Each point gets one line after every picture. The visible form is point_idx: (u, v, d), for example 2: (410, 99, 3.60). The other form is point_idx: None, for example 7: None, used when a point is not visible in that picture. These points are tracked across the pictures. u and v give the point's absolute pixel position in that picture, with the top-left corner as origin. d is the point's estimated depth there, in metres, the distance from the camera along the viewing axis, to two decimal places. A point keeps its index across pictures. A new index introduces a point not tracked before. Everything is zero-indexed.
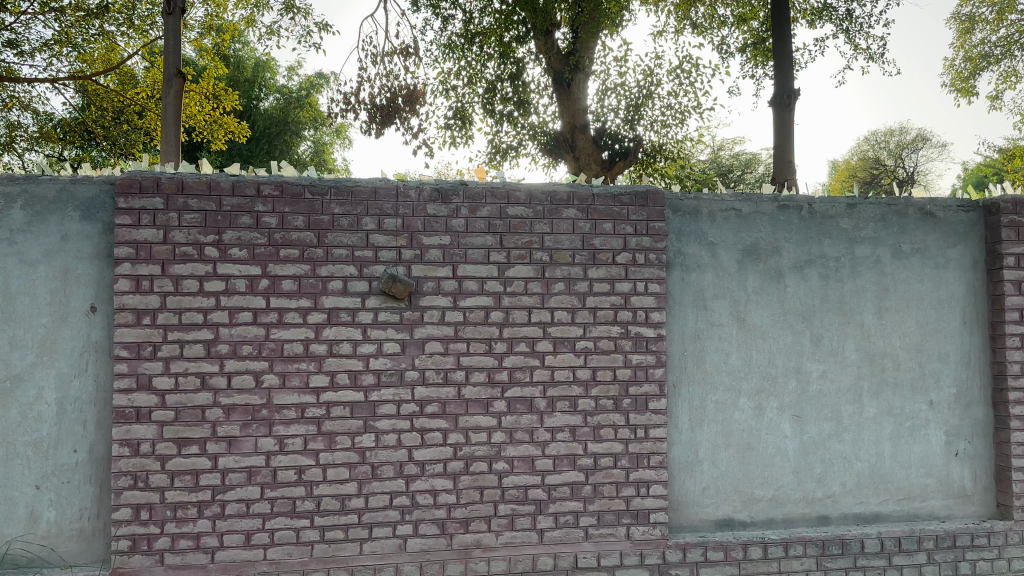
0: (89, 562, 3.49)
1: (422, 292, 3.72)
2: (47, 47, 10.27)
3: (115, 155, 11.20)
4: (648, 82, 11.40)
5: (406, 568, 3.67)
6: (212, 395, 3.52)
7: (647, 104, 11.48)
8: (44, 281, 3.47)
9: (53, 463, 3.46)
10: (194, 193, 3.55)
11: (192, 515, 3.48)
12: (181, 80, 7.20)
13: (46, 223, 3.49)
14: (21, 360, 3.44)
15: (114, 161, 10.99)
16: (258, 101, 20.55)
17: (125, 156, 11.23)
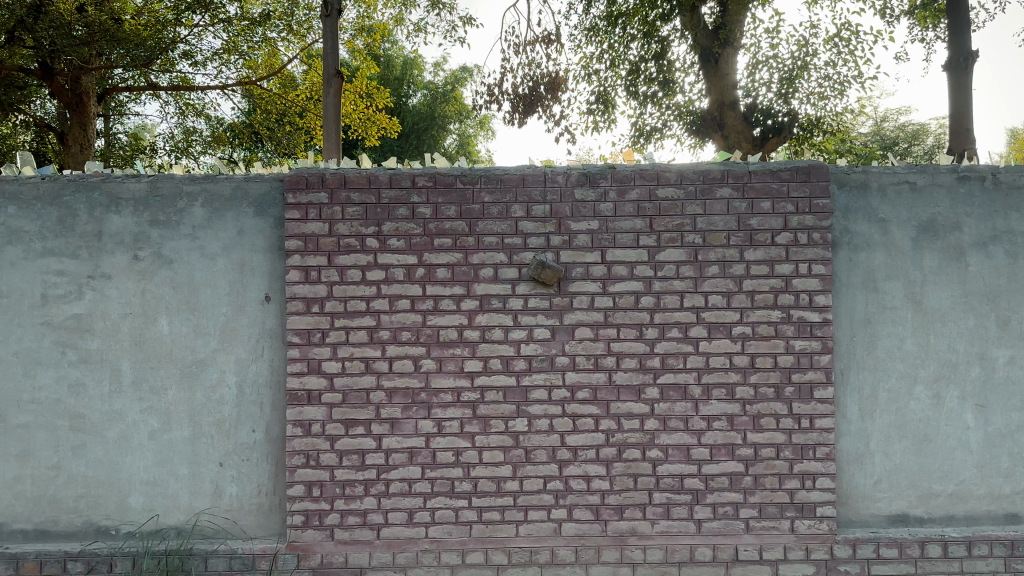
0: (267, 536, 3.72)
1: (571, 278, 3.71)
2: (218, 57, 11.01)
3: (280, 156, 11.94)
4: (803, 53, 10.79)
5: (561, 553, 3.69)
6: (375, 378, 3.68)
7: (802, 76, 10.86)
8: (224, 273, 3.73)
9: (234, 442, 3.71)
10: (355, 187, 3.71)
11: (358, 493, 3.66)
12: (340, 80, 7.52)
13: (224, 219, 3.74)
14: (205, 346, 3.70)
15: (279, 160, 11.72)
16: (408, 98, 21.35)
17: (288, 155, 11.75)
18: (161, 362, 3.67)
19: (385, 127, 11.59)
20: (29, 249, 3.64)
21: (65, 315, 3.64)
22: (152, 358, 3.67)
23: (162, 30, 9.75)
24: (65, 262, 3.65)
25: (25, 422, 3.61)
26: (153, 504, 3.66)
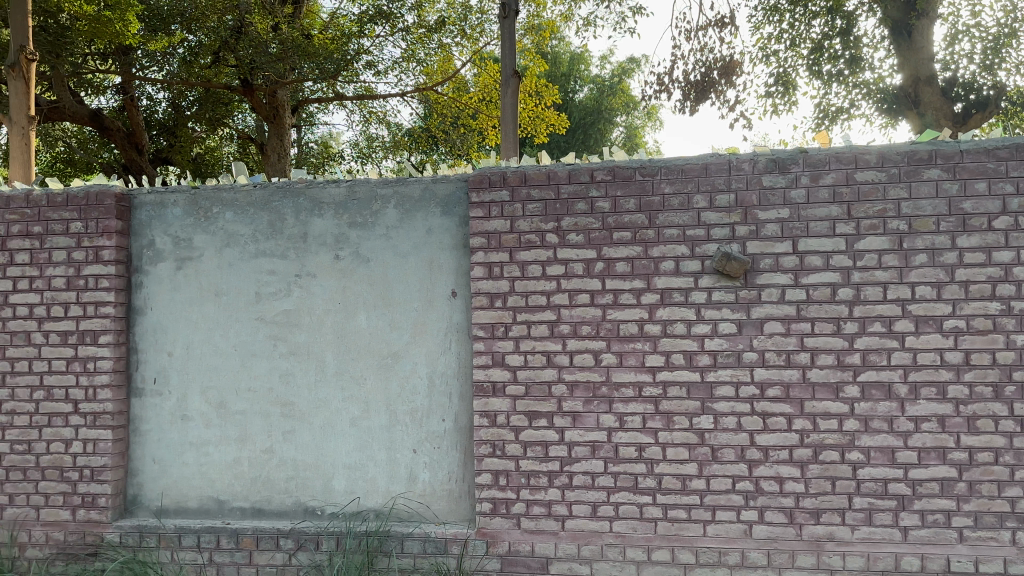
0: (457, 521, 3.86)
1: (758, 270, 3.57)
2: (397, 66, 11.55)
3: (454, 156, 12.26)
4: (1012, 19, 9.89)
5: (752, 555, 3.55)
6: (557, 372, 3.72)
7: (1011, 44, 10.03)
8: (415, 269, 3.91)
9: (427, 430, 3.88)
10: (535, 184, 3.77)
11: (543, 484, 3.71)
12: (517, 79, 7.65)
13: (413, 219, 3.92)
14: (399, 339, 3.90)
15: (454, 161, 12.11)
16: (575, 93, 21.57)
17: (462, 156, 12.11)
18: (360, 355, 3.92)
19: (553, 126, 11.74)
20: (244, 251, 3.98)
21: (276, 311, 3.95)
22: (351, 351, 3.92)
23: (347, 42, 10.24)
24: (275, 262, 3.96)
25: (244, 409, 3.95)
26: (354, 487, 3.90)
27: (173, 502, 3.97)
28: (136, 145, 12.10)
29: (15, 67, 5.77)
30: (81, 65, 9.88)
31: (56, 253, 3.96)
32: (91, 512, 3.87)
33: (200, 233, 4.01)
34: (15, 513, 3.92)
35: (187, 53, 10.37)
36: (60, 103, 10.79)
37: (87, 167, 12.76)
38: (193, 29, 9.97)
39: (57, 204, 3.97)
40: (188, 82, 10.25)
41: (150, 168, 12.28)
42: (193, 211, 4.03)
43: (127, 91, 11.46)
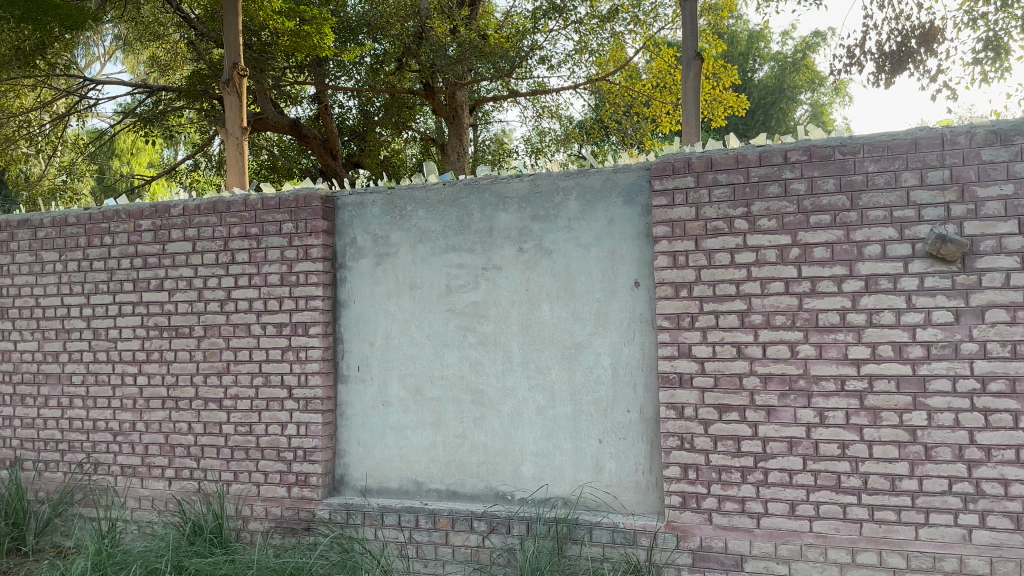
0: (646, 513, 3.84)
1: (978, 253, 3.27)
2: (570, 58, 11.65)
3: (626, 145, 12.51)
4: None
5: (973, 563, 3.27)
6: (749, 363, 3.59)
7: None
8: (597, 261, 3.92)
9: (612, 421, 3.88)
10: (723, 169, 3.66)
11: (736, 479, 3.60)
12: (699, 62, 7.98)
13: (596, 210, 3.93)
14: (582, 330, 3.93)
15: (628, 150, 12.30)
16: (754, 72, 20.95)
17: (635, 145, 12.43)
18: (545, 345, 3.99)
19: (733, 106, 11.48)
20: (435, 247, 4.18)
21: (465, 303, 4.12)
22: (537, 341, 4.00)
23: (521, 39, 10.63)
24: (464, 256, 4.13)
25: (438, 396, 4.15)
26: (542, 474, 3.98)
27: (376, 482, 4.25)
28: (330, 151, 12.90)
29: (230, 83, 7.16)
30: (281, 78, 10.80)
31: (270, 252, 4.32)
32: (303, 490, 4.20)
33: (395, 230, 4.25)
34: (239, 489, 4.33)
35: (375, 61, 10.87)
36: (262, 116, 11.55)
37: (288, 174, 13.66)
38: (378, 37, 10.34)
39: (271, 207, 4.33)
40: (376, 88, 11.05)
41: (343, 172, 13.01)
42: (389, 210, 4.28)
43: (321, 100, 12.29)
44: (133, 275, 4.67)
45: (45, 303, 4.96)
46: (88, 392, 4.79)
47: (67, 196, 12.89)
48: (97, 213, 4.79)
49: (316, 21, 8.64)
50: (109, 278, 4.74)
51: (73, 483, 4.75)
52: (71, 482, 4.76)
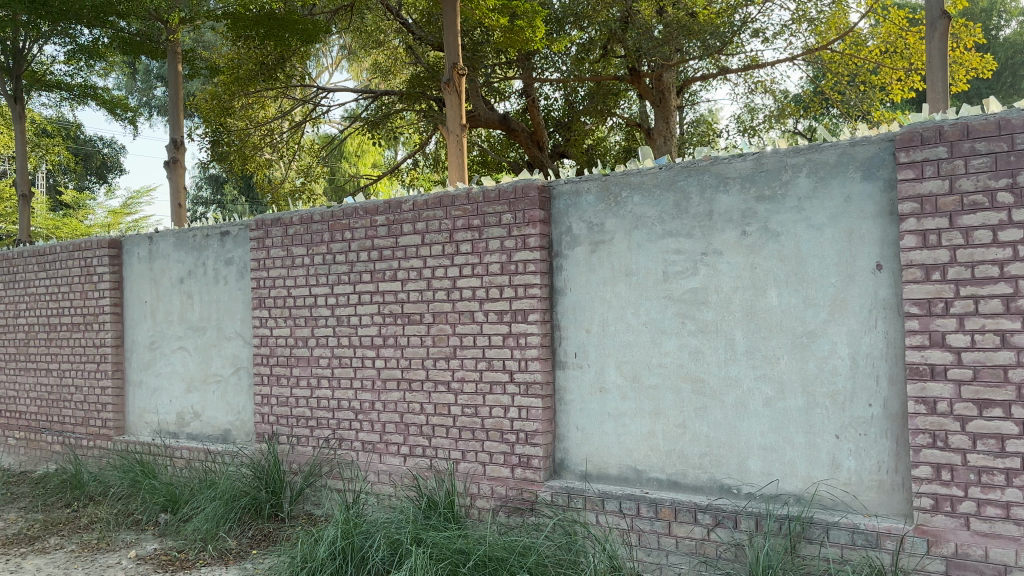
0: (890, 515, 3.53)
1: None
2: (787, 28, 11.13)
3: (849, 118, 11.99)
4: None
5: None
6: (1016, 354, 3.16)
7: None
8: (832, 243, 3.65)
9: (850, 415, 3.61)
10: (982, 136, 3.24)
11: (999, 483, 3.19)
12: (945, 21, 7.80)
13: (829, 188, 3.66)
14: (815, 318, 3.69)
15: (850, 122, 11.79)
16: (998, 30, 18.98)
17: (859, 117, 11.86)
18: (773, 333, 3.79)
19: (976, 69, 10.65)
20: (652, 232, 4.13)
21: (684, 289, 4.03)
22: (764, 330, 3.82)
23: (731, 14, 10.67)
24: (682, 241, 4.04)
25: (657, 384, 4.11)
26: (771, 469, 3.80)
27: (596, 468, 4.32)
28: (537, 143, 13.42)
29: (451, 83, 9.04)
30: (492, 74, 11.77)
31: (491, 243, 4.53)
32: (526, 471, 4.39)
33: (612, 217, 4.26)
34: (468, 467, 4.61)
35: (580, 51, 11.58)
36: (474, 113, 12.43)
37: (497, 167, 14.18)
38: (585, 26, 10.94)
39: (492, 199, 4.53)
40: (581, 77, 11.76)
41: (550, 162, 13.43)
42: (605, 197, 4.29)
43: (529, 94, 12.91)
44: (370, 266, 5.08)
45: (295, 293, 5.50)
46: (334, 372, 5.29)
47: (304, 197, 14.51)
48: (338, 211, 5.24)
49: (528, 14, 8.73)
50: (350, 270, 5.19)
51: (322, 457, 5.33)
52: (319, 456, 5.34)
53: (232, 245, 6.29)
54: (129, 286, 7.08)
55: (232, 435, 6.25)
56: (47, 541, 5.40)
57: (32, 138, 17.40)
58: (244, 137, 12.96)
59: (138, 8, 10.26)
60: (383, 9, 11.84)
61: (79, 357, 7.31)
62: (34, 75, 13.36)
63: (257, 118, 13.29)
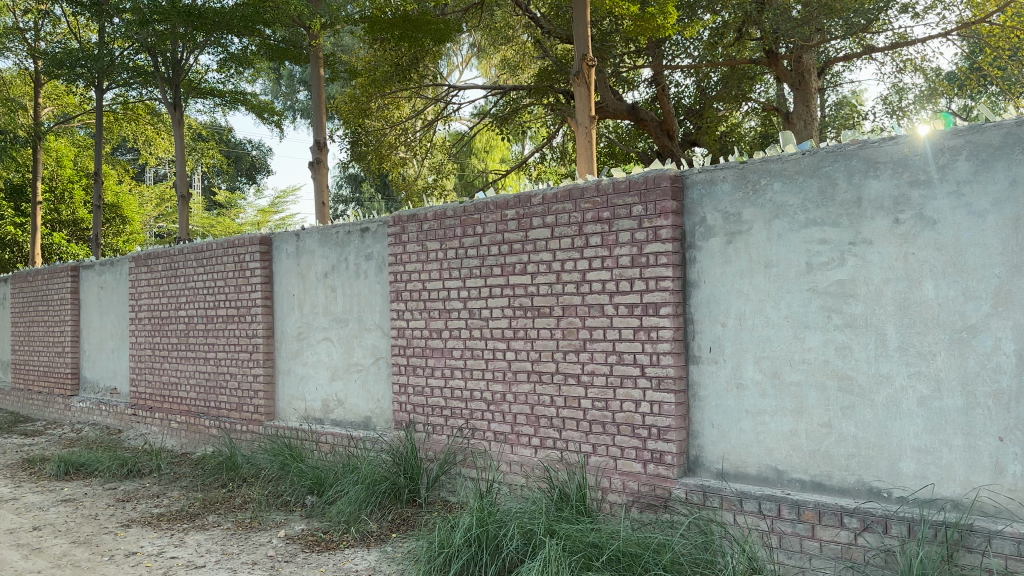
0: None
1: None
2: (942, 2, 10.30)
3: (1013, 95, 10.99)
4: None
5: None
6: None
7: None
8: (997, 230, 3.34)
9: (1018, 417, 3.30)
10: None
11: None
12: None
13: (994, 170, 3.35)
14: (976, 311, 3.40)
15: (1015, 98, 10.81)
16: None
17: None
18: (928, 328, 3.53)
19: None
20: (793, 222, 3.94)
21: (828, 281, 3.82)
22: (917, 324, 3.56)
23: None
24: (828, 231, 3.82)
25: (798, 380, 3.93)
26: (926, 472, 3.54)
27: (732, 466, 4.19)
28: (667, 132, 13.13)
29: (581, 75, 9.08)
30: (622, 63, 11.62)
31: (622, 235, 4.47)
32: (659, 467, 4.31)
33: (749, 207, 4.10)
34: (599, 461, 4.59)
35: (714, 34, 11.21)
36: (602, 104, 12.30)
37: (626, 158, 14.11)
38: (718, 10, 10.55)
39: (622, 190, 4.47)
40: (714, 61, 11.34)
41: (681, 151, 13.13)
42: (742, 185, 4.14)
43: (659, 82, 12.68)
44: (501, 260, 5.15)
45: (430, 286, 5.67)
46: (467, 364, 5.42)
47: (437, 192, 14.99)
48: (470, 206, 5.35)
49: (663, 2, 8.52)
50: (481, 264, 5.29)
51: (456, 445, 5.47)
52: (453, 444, 5.49)
53: (372, 241, 6.57)
54: (280, 279, 7.54)
55: (372, 422, 6.54)
56: (208, 517, 5.86)
57: (191, 144, 18.91)
58: (381, 137, 13.55)
59: (282, 15, 10.73)
60: (511, 5, 11.91)
61: (233, 347, 7.88)
62: (191, 84, 14.59)
63: (393, 117, 13.84)
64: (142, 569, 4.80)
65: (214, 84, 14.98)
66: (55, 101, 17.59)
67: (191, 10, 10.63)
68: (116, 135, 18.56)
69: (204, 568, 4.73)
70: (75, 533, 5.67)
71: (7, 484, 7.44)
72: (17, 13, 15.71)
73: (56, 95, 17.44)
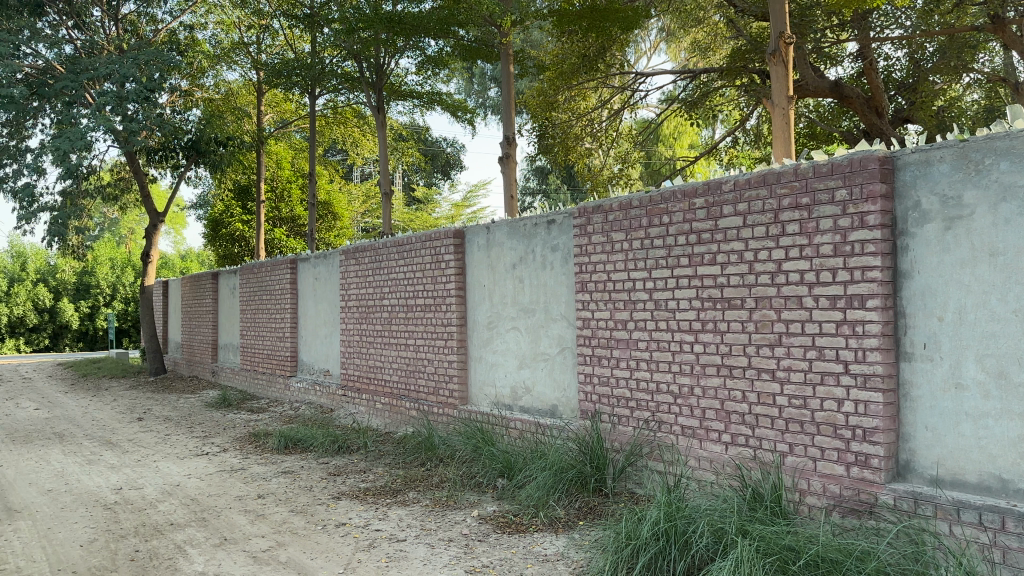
0: None
1: None
2: None
3: None
4: None
5: None
6: None
7: None
8: None
9: None
10: None
11: None
12: None
13: None
14: None
15: None
16: None
17: None
18: None
19: None
20: None
21: None
22: None
23: None
24: None
25: None
26: None
27: (949, 473, 3.79)
28: (874, 109, 12.10)
29: (777, 53, 8.61)
30: (823, 38, 10.93)
31: (822, 222, 4.19)
32: (864, 471, 4.00)
33: (971, 188, 3.68)
34: (796, 461, 4.35)
35: (929, 2, 10.38)
36: (801, 83, 11.54)
37: (827, 138, 13.26)
38: None
39: (823, 174, 4.19)
40: (930, 30, 10.34)
41: (890, 129, 12.06)
42: (963, 165, 3.72)
43: (865, 56, 11.71)
44: (689, 250, 5.02)
45: (615, 277, 5.65)
46: (653, 356, 5.34)
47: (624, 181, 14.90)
48: (657, 195, 5.26)
49: None
50: (667, 254, 5.19)
51: (642, 438, 5.42)
52: (640, 436, 5.44)
53: (558, 232, 6.66)
54: (472, 270, 7.86)
55: (558, 410, 6.64)
56: (407, 495, 6.27)
57: (391, 143, 20.21)
58: (568, 128, 13.73)
59: (475, 15, 11.14)
60: None
61: (430, 335, 8.34)
62: (393, 87, 15.63)
63: (579, 109, 13.96)
64: (350, 539, 5.24)
65: (412, 86, 15.93)
66: (275, 109, 19.51)
67: (392, 16, 11.40)
68: (326, 138, 20.27)
69: (404, 542, 5.08)
70: (294, 502, 6.30)
71: (239, 455, 8.42)
72: (243, 30, 17.54)
73: (276, 103, 19.31)
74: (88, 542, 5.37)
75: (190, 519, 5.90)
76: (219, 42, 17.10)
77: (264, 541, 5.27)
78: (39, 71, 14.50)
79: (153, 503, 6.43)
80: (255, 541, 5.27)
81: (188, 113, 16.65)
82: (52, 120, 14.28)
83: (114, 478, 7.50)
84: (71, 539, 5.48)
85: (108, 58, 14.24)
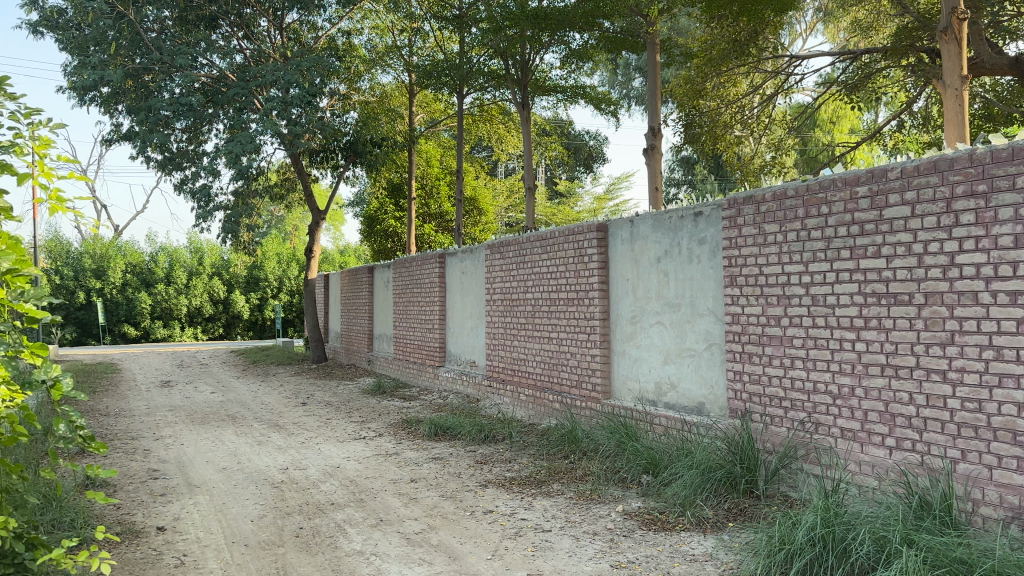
0: None
1: None
2: None
3: None
4: None
5: None
6: None
7: None
8: None
9: None
10: None
11: None
12: None
13: None
14: None
15: None
16: None
17: None
18: None
19: None
20: None
21: None
22: None
23: None
24: None
25: None
26: None
27: None
28: None
29: (949, 30, 7.93)
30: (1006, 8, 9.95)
31: (1002, 212, 3.84)
32: None
33: None
34: (969, 469, 4.01)
35: None
36: (976, 59, 10.57)
37: (1008, 119, 12.07)
38: None
39: (1003, 159, 3.84)
40: None
41: None
42: None
43: None
44: (850, 242, 4.73)
45: (768, 271, 5.41)
46: (809, 354, 5.08)
47: (776, 170, 14.26)
48: (814, 184, 5.00)
49: None
50: (825, 247, 4.92)
51: (796, 439, 5.18)
52: (793, 437, 5.20)
53: (706, 224, 6.46)
54: (616, 264, 7.79)
55: (705, 408, 6.47)
56: (552, 486, 6.34)
57: (536, 138, 20.42)
58: (716, 117, 13.32)
59: (620, 6, 11.09)
60: None
61: (574, 329, 8.37)
62: (538, 83, 15.86)
63: (729, 96, 13.49)
64: (497, 526, 5.38)
65: (556, 80, 16.03)
66: (425, 108, 20.25)
67: (538, 12, 11.42)
68: (473, 135, 20.80)
69: (550, 533, 5.15)
70: (443, 488, 6.55)
71: (392, 440, 8.85)
72: (396, 33, 18.36)
73: (426, 102, 20.03)
74: (259, 517, 5.84)
75: (349, 500, 6.28)
76: (373, 47, 17.98)
77: (416, 524, 5.52)
78: (214, 80, 15.94)
79: (316, 483, 6.90)
80: (408, 524, 5.53)
81: (346, 116, 17.63)
82: (226, 125, 15.68)
83: (281, 457, 8.12)
84: (244, 513, 5.99)
85: (275, 66, 15.32)
